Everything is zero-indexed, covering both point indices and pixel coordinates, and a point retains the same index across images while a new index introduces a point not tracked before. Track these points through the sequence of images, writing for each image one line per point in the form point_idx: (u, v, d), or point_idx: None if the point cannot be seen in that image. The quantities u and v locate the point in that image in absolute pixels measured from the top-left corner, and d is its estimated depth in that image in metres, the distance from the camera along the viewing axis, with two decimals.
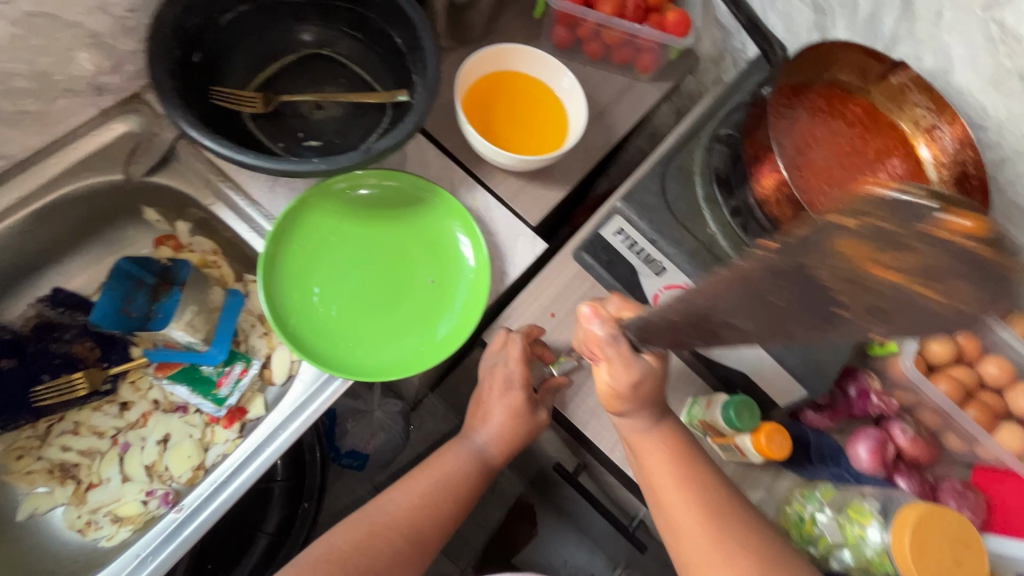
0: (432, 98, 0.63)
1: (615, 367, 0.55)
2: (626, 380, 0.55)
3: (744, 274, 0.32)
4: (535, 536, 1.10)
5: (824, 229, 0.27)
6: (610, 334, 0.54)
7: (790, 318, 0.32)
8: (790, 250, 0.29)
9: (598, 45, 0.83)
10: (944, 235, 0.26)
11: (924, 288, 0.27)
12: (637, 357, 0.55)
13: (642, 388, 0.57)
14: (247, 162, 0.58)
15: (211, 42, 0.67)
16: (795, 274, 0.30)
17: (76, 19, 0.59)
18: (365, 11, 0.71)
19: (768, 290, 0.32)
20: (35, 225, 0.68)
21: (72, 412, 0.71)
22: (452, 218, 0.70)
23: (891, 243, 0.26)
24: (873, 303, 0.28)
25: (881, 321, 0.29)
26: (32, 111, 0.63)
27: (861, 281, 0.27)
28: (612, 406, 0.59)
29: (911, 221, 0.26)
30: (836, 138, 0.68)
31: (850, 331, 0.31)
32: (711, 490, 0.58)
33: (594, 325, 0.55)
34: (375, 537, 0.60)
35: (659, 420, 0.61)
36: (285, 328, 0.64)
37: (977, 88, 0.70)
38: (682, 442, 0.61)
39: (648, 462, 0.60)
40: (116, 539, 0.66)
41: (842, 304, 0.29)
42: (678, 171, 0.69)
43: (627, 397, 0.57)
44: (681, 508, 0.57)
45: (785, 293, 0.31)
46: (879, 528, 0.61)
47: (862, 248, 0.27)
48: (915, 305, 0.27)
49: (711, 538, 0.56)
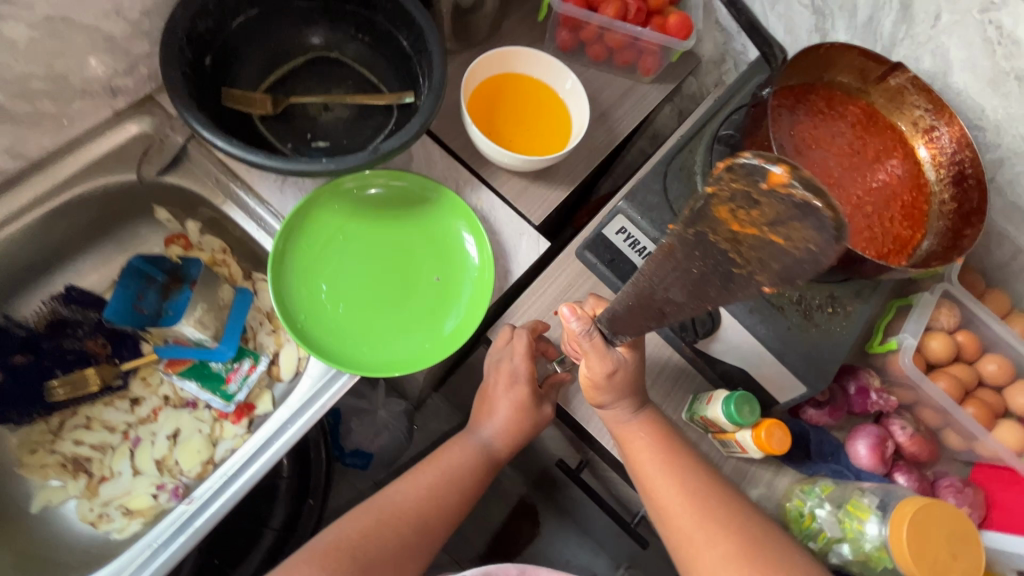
0: (437, 101, 0.65)
1: (592, 361, 0.58)
2: (601, 371, 0.58)
3: (669, 248, 0.39)
4: (536, 536, 1.13)
5: (709, 204, 0.35)
6: (585, 329, 0.55)
7: (707, 284, 0.39)
8: (690, 223, 0.37)
9: (600, 48, 0.84)
10: (785, 193, 0.32)
11: (777, 236, 0.34)
12: (611, 351, 0.58)
13: (617, 378, 0.59)
14: (259, 161, 0.60)
15: (222, 44, 0.69)
16: (698, 239, 0.37)
17: (92, 23, 0.60)
18: (371, 15, 0.73)
19: (690, 261, 0.39)
20: (50, 224, 0.70)
21: (85, 407, 0.73)
22: (458, 218, 0.71)
23: (752, 202, 0.33)
24: (756, 257, 0.35)
25: (766, 273, 0.36)
26: (49, 112, 0.64)
27: (735, 242, 0.35)
28: (594, 399, 0.62)
29: (758, 181, 0.32)
30: (835, 139, 0.69)
31: (750, 286, 0.37)
32: (693, 476, 0.59)
33: (572, 322, 0.55)
34: (383, 527, 0.61)
35: (638, 409, 0.62)
36: (295, 325, 0.65)
37: (974, 89, 0.71)
38: (662, 428, 0.63)
39: (632, 448, 0.62)
40: (127, 532, 0.67)
41: (739, 263, 0.36)
42: (680, 171, 0.69)
43: (604, 389, 0.60)
44: (666, 493, 0.59)
45: (700, 261, 0.38)
46: (878, 522, 0.62)
47: (733, 212, 0.34)
48: (782, 255, 0.34)
49: (699, 523, 0.57)
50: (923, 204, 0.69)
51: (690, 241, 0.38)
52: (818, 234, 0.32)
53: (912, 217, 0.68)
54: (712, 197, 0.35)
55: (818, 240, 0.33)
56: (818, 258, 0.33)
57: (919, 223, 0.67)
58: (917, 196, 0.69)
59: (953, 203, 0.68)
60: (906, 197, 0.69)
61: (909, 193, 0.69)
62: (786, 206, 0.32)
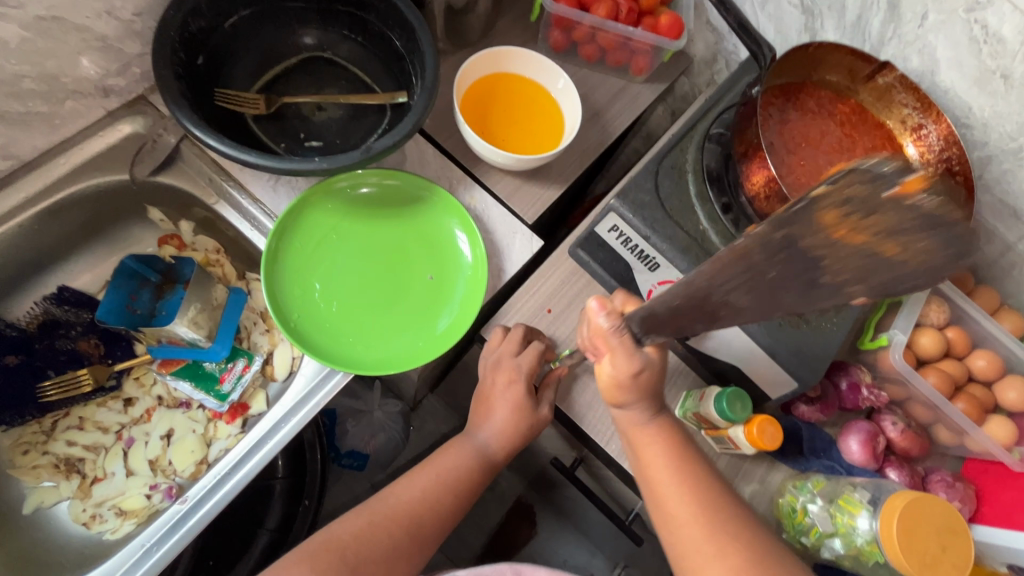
0: (430, 99, 0.65)
1: (618, 358, 0.57)
2: (626, 371, 0.57)
3: (746, 250, 0.40)
4: (535, 535, 1.11)
5: (815, 207, 0.38)
6: (614, 325, 0.57)
7: (784, 290, 0.38)
8: (780, 226, 0.39)
9: (593, 48, 0.85)
10: (910, 202, 0.36)
11: (891, 245, 0.35)
12: (639, 350, 0.57)
13: (641, 379, 0.58)
14: (251, 161, 0.60)
15: (214, 44, 0.69)
16: (786, 244, 0.39)
17: (84, 23, 0.60)
18: (364, 15, 0.73)
19: (766, 266, 0.39)
20: (42, 224, 0.70)
21: (77, 408, 0.73)
22: (451, 216, 0.72)
23: (869, 210, 0.36)
24: (856, 264, 0.36)
25: (860, 282, 0.36)
26: (41, 112, 0.64)
27: (834, 248, 0.37)
28: (614, 400, 0.61)
29: (891, 184, 0.36)
30: (825, 137, 0.70)
31: (838, 296, 0.37)
32: (704, 486, 0.59)
33: (600, 317, 0.58)
34: (375, 527, 0.61)
35: (656, 413, 0.62)
36: (288, 324, 0.65)
37: (961, 88, 0.71)
38: (676, 435, 0.62)
39: (645, 452, 0.62)
40: (121, 532, 0.67)
41: (829, 269, 0.37)
42: (671, 169, 0.70)
43: (627, 389, 0.59)
44: (677, 503, 0.58)
45: (783, 267, 0.38)
46: (868, 516, 0.61)
47: (845, 216, 0.37)
48: (894, 264, 0.35)
49: (707, 534, 0.56)
50: None
51: (776, 242, 0.39)
52: (939, 248, 0.35)
53: None
54: (828, 202, 0.38)
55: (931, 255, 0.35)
56: (927, 275, 0.35)
57: None
58: None
59: None
60: None
61: None
62: (911, 215, 0.35)
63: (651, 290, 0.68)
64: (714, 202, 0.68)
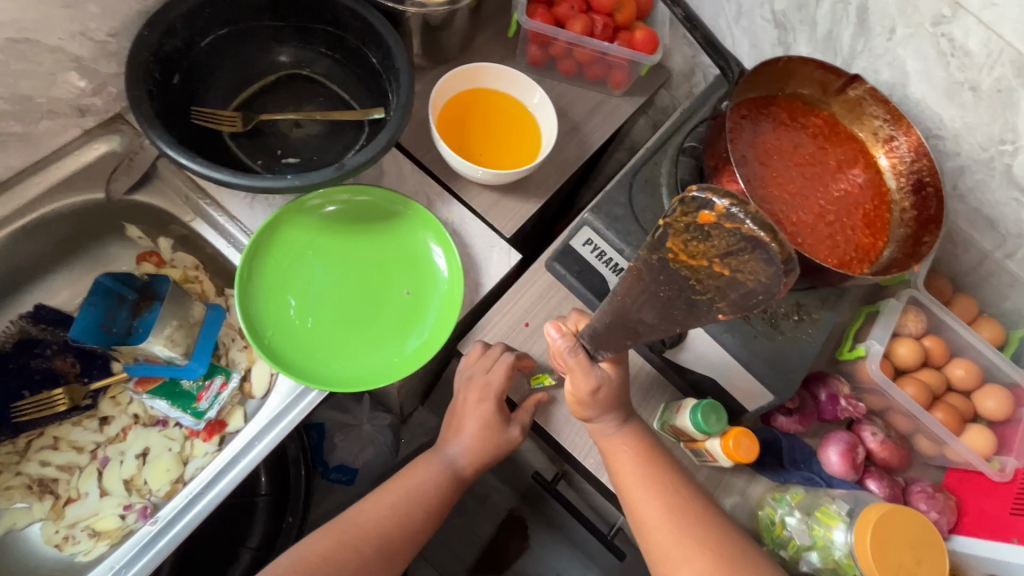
0: (405, 115, 0.65)
1: (577, 376, 0.57)
2: (586, 387, 0.57)
3: (637, 273, 0.40)
4: (526, 549, 1.10)
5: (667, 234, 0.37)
6: (569, 346, 0.56)
7: (673, 307, 0.40)
8: (654, 248, 0.38)
9: (570, 62, 0.85)
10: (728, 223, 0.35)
11: (730, 266, 0.35)
12: (595, 366, 0.57)
13: (601, 396, 0.58)
14: (223, 179, 0.60)
15: (191, 63, 0.70)
16: (662, 272, 0.38)
17: (58, 44, 0.61)
18: (341, 33, 0.74)
19: (656, 286, 0.40)
20: (19, 244, 0.70)
21: (52, 427, 0.72)
22: (426, 230, 0.72)
23: (703, 233, 0.36)
24: (715, 286, 0.37)
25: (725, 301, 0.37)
26: (16, 133, 0.65)
27: (699, 272, 0.36)
28: (579, 413, 0.61)
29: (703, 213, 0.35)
30: (798, 150, 0.71)
31: (710, 312, 0.38)
32: (678, 495, 0.58)
33: (554, 337, 0.57)
34: (345, 548, 0.61)
35: (625, 422, 0.61)
36: (261, 341, 0.65)
37: (932, 99, 0.72)
38: (647, 444, 0.61)
39: (619, 464, 0.60)
40: (93, 554, 0.66)
41: (699, 289, 0.37)
42: (646, 182, 0.71)
43: (591, 404, 0.59)
44: (649, 510, 0.57)
45: (667, 287, 0.39)
46: (845, 529, 0.62)
47: (688, 244, 0.36)
48: (736, 282, 0.36)
49: (678, 539, 0.55)
50: (884, 212, 0.70)
51: (657, 264, 0.39)
52: (760, 266, 0.35)
53: (873, 226, 0.69)
54: (673, 230, 0.37)
55: (766, 273, 0.35)
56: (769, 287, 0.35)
57: (880, 232, 0.69)
58: (878, 204, 0.70)
59: (913, 211, 0.69)
60: (867, 205, 0.70)
61: (871, 202, 0.70)
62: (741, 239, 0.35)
63: None
64: None
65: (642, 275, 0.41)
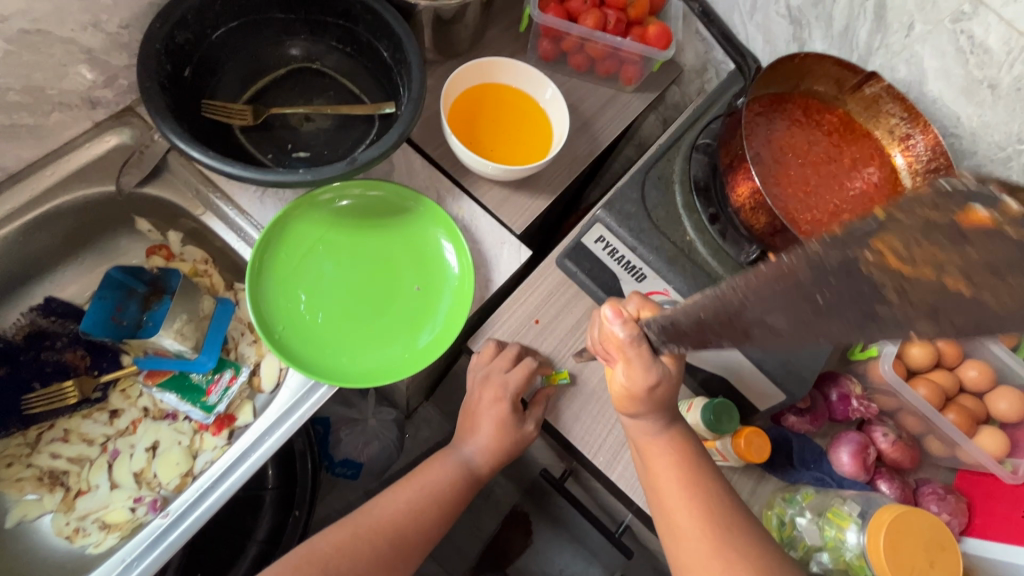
0: (417, 109, 0.65)
1: (635, 370, 0.54)
2: (643, 383, 0.55)
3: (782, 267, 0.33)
4: (530, 545, 1.09)
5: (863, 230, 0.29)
6: (631, 336, 0.53)
7: (835, 318, 0.30)
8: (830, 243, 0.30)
9: (582, 57, 0.85)
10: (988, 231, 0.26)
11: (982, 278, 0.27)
12: (656, 361, 0.54)
13: (658, 392, 0.56)
14: (235, 173, 0.60)
15: (202, 55, 0.69)
16: (842, 269, 0.29)
17: (70, 36, 0.61)
18: (352, 26, 0.73)
19: (813, 287, 0.31)
20: (30, 236, 0.70)
21: (62, 420, 0.72)
22: (437, 226, 0.72)
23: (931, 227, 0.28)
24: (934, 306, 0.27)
25: (932, 319, 0.27)
26: (27, 124, 0.65)
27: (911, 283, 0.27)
28: (626, 407, 0.59)
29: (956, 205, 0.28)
30: (812, 148, 0.70)
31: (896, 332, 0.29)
32: (712, 498, 0.57)
33: (615, 326, 0.54)
34: (358, 541, 0.62)
35: (669, 424, 0.60)
36: (272, 335, 0.65)
37: (950, 97, 0.71)
38: (690, 449, 0.60)
39: (654, 462, 0.59)
40: (104, 546, 0.67)
41: (890, 300, 0.28)
42: (658, 180, 0.71)
43: (641, 400, 0.57)
44: (685, 515, 0.56)
45: (831, 285, 0.30)
46: (857, 531, 0.61)
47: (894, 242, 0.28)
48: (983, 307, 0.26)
49: (711, 548, 0.54)
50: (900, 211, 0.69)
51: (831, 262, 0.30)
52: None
53: None
54: (884, 229, 0.28)
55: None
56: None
57: None
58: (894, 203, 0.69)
59: None
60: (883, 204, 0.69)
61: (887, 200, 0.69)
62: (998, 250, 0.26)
63: None
64: (702, 213, 0.69)
65: (790, 277, 0.32)
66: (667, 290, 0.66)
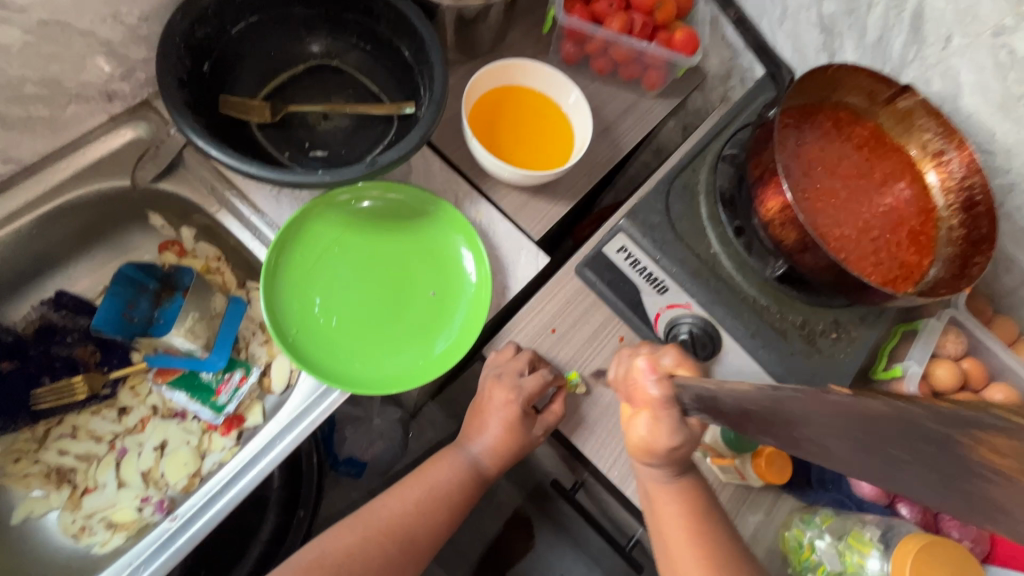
0: (438, 112, 0.63)
1: (660, 431, 0.53)
2: (666, 442, 0.53)
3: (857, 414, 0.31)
4: (531, 548, 1.08)
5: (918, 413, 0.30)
6: (665, 396, 0.54)
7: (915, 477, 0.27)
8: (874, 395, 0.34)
9: (605, 61, 0.83)
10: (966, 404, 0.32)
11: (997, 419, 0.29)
12: (684, 424, 0.53)
13: (678, 454, 0.54)
14: (252, 172, 0.58)
15: (221, 50, 0.68)
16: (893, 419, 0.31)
17: (89, 28, 0.60)
18: (374, 23, 0.71)
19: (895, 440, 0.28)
20: (41, 230, 0.69)
21: (71, 416, 0.72)
22: (455, 231, 0.70)
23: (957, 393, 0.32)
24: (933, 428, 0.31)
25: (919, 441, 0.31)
26: (43, 116, 0.64)
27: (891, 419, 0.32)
28: (642, 461, 0.56)
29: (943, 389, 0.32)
30: (842, 162, 0.69)
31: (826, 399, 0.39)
32: (717, 547, 0.55)
33: (651, 384, 0.54)
34: (367, 544, 0.61)
35: (681, 474, 0.59)
36: (285, 338, 0.64)
37: (985, 113, 0.69)
38: (700, 500, 0.59)
39: (661, 508, 0.58)
40: (110, 546, 0.66)
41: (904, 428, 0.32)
42: (683, 190, 0.70)
43: (659, 457, 0.54)
44: (686, 564, 0.55)
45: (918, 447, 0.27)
46: (879, 557, 0.61)
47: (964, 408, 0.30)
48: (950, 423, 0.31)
49: None
50: (930, 230, 0.68)
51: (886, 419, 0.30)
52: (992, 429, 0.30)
53: (918, 244, 0.67)
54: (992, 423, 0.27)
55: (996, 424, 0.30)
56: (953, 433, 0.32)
57: (925, 249, 0.67)
58: (924, 221, 0.68)
59: (962, 230, 0.66)
60: (913, 222, 0.68)
61: (917, 218, 0.68)
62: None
63: (659, 315, 0.66)
64: (726, 225, 0.68)
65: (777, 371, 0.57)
66: (689, 303, 0.65)
